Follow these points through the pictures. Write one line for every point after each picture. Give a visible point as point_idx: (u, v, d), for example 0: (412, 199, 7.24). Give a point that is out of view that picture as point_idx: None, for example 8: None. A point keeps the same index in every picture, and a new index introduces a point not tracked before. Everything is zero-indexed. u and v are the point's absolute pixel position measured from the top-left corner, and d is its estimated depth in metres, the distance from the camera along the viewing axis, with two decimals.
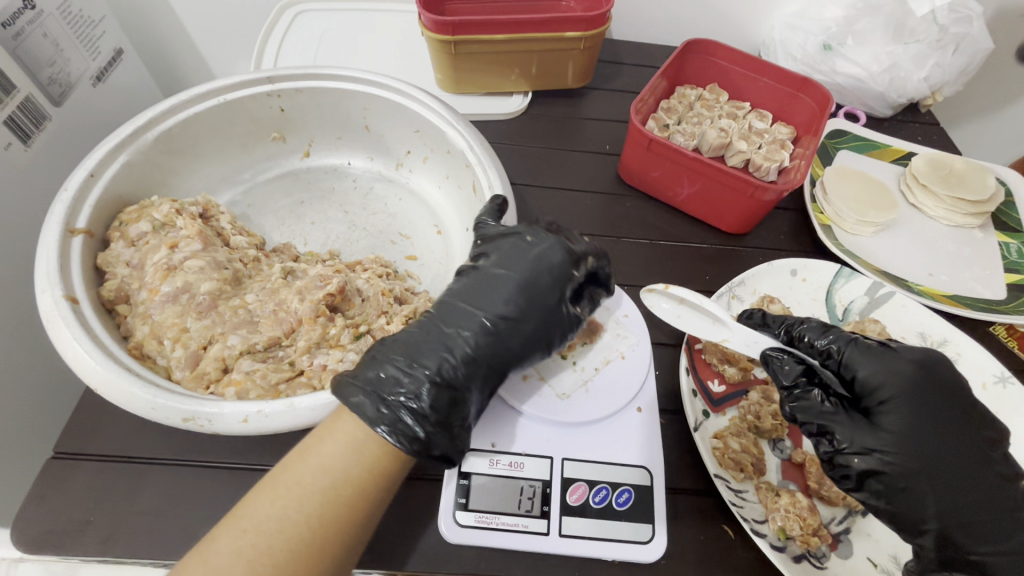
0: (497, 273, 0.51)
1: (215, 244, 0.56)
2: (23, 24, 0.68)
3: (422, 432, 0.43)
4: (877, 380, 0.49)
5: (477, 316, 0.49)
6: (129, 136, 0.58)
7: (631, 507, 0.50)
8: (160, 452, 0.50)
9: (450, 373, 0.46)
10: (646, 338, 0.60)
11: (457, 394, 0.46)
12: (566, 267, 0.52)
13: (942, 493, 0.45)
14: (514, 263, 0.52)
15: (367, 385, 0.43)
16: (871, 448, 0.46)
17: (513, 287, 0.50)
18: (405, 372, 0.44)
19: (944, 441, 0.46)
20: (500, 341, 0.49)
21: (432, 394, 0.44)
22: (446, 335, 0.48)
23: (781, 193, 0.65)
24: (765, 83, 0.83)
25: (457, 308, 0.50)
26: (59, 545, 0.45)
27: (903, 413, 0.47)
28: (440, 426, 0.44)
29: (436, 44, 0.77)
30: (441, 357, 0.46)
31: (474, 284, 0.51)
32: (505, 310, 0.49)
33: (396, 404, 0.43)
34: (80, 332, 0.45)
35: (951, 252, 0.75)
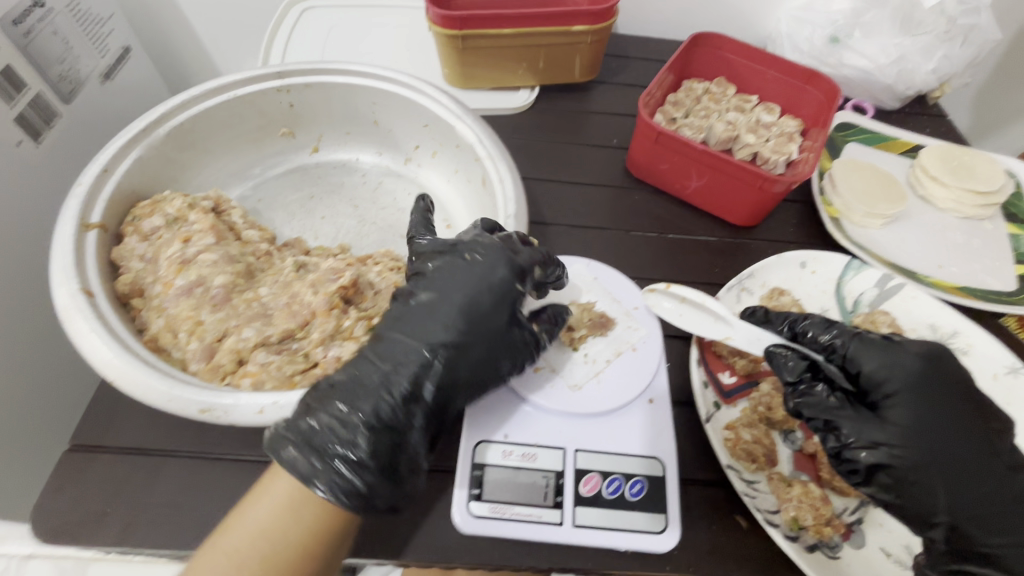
0: (432, 300, 0.49)
1: (228, 238, 0.56)
2: (33, 22, 0.68)
3: (363, 483, 0.41)
4: (882, 374, 0.48)
5: (416, 349, 0.46)
6: (141, 132, 0.58)
7: (644, 498, 0.50)
8: (175, 444, 0.50)
9: (389, 414, 0.44)
10: (657, 331, 0.60)
11: (399, 436, 0.44)
12: (505, 286, 0.49)
13: (951, 486, 0.45)
14: (451, 287, 0.49)
15: (305, 435, 0.42)
16: (880, 442, 0.46)
17: (452, 313, 0.48)
18: (341, 419, 0.43)
19: (952, 433, 0.46)
20: (442, 375, 0.46)
21: (369, 440, 0.42)
22: (385, 375, 0.45)
23: (791, 184, 0.65)
24: (772, 76, 0.83)
25: (390, 341, 0.47)
26: (78, 536, 0.45)
27: (909, 406, 0.47)
28: (382, 473, 0.42)
29: (443, 39, 0.77)
30: (377, 397, 0.44)
31: (410, 314, 0.48)
32: (443, 342, 0.47)
33: (333, 455, 0.41)
34: (97, 325, 0.45)
35: (961, 244, 0.75)
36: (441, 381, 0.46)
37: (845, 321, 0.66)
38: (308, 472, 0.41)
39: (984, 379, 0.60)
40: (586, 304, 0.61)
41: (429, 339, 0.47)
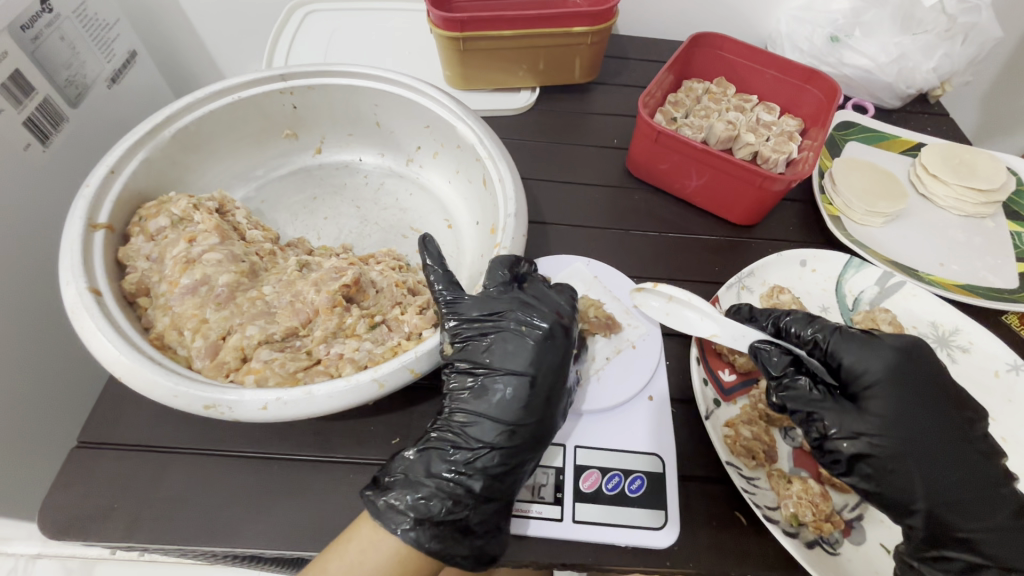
0: (500, 372, 0.48)
1: (232, 238, 0.57)
2: (41, 27, 0.69)
3: (477, 550, 0.44)
4: (862, 367, 0.49)
5: (497, 425, 0.46)
6: (148, 134, 0.59)
7: (643, 494, 0.50)
8: (180, 441, 0.51)
9: (488, 486, 0.45)
10: (656, 329, 0.61)
11: (499, 502, 0.45)
12: (563, 350, 0.49)
13: (928, 473, 0.45)
14: (514, 356, 0.48)
15: (412, 511, 0.43)
16: (860, 432, 0.46)
17: (524, 386, 0.47)
18: (445, 495, 0.44)
19: (927, 423, 0.47)
20: (523, 446, 0.46)
21: (477, 510, 0.44)
22: (474, 451, 0.46)
23: (791, 182, 0.65)
24: (771, 75, 0.83)
25: (471, 417, 0.47)
26: (86, 531, 0.46)
27: (888, 397, 0.47)
28: (488, 535, 0.44)
29: (444, 41, 0.78)
30: (479, 472, 0.45)
31: (483, 389, 0.48)
32: (520, 416, 0.46)
33: (446, 526, 0.44)
34: (104, 323, 0.46)
35: (962, 242, 0.75)
36: (523, 450, 0.46)
37: (845, 319, 0.66)
38: (425, 545, 0.42)
39: (985, 376, 0.60)
40: (593, 299, 0.62)
41: (506, 414, 0.46)
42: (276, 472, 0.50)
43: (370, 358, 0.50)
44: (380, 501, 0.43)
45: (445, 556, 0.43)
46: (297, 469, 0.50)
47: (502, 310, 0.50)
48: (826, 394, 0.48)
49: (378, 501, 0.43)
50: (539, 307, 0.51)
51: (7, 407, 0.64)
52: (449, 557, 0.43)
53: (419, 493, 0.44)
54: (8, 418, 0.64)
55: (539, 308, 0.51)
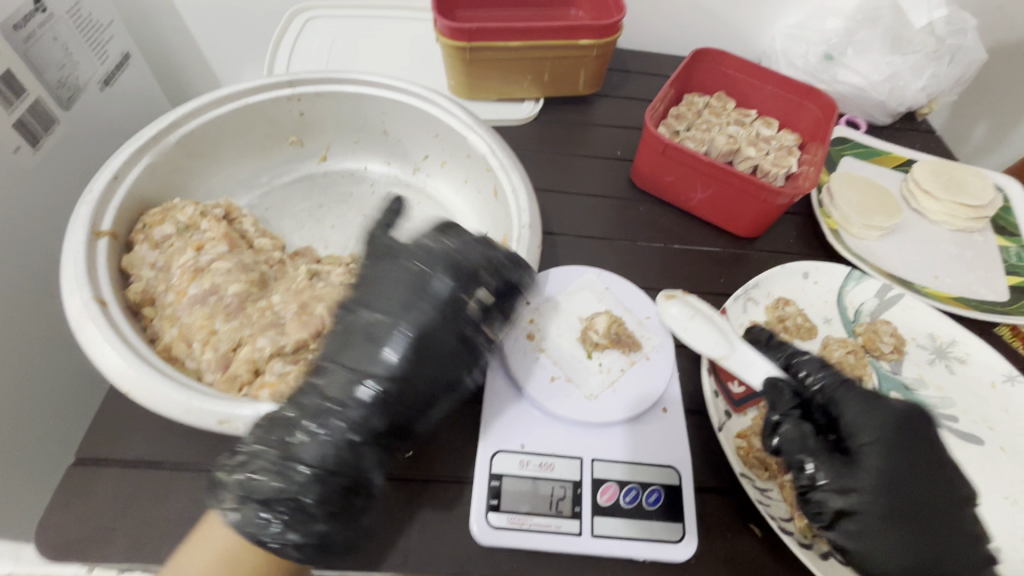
0: (376, 320, 0.46)
1: (240, 246, 0.56)
2: (34, 26, 0.67)
3: (309, 531, 0.41)
4: (857, 424, 0.50)
5: (356, 376, 0.44)
6: (153, 139, 0.58)
7: (661, 507, 0.50)
8: (186, 457, 0.49)
9: (331, 458, 0.42)
10: (670, 341, 0.60)
11: (346, 477, 0.42)
12: (443, 296, 0.47)
13: (910, 540, 0.45)
14: (386, 302, 0.47)
15: (239, 491, 0.40)
16: (849, 488, 0.46)
17: (399, 333, 0.45)
18: (281, 472, 0.41)
19: (917, 490, 0.47)
20: (393, 403, 0.44)
21: (314, 486, 0.41)
22: (330, 408, 0.43)
23: (795, 197, 0.67)
24: (771, 91, 0.85)
25: (330, 370, 0.45)
26: (86, 553, 0.44)
27: (881, 457, 0.47)
28: (333, 516, 0.41)
29: (450, 51, 0.78)
30: (327, 439, 0.42)
31: (349, 340, 0.46)
32: (382, 378, 0.44)
33: (273, 507, 0.40)
34: (110, 334, 0.45)
35: (954, 255, 0.77)
36: (382, 418, 0.44)
37: (847, 330, 0.68)
38: (240, 527, 0.40)
39: (982, 388, 0.62)
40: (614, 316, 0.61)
41: (370, 367, 0.44)
42: None
43: None
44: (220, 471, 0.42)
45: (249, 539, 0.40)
46: None
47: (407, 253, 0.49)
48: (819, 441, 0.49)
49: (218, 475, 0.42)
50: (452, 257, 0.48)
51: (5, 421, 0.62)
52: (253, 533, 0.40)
53: (266, 479, 0.41)
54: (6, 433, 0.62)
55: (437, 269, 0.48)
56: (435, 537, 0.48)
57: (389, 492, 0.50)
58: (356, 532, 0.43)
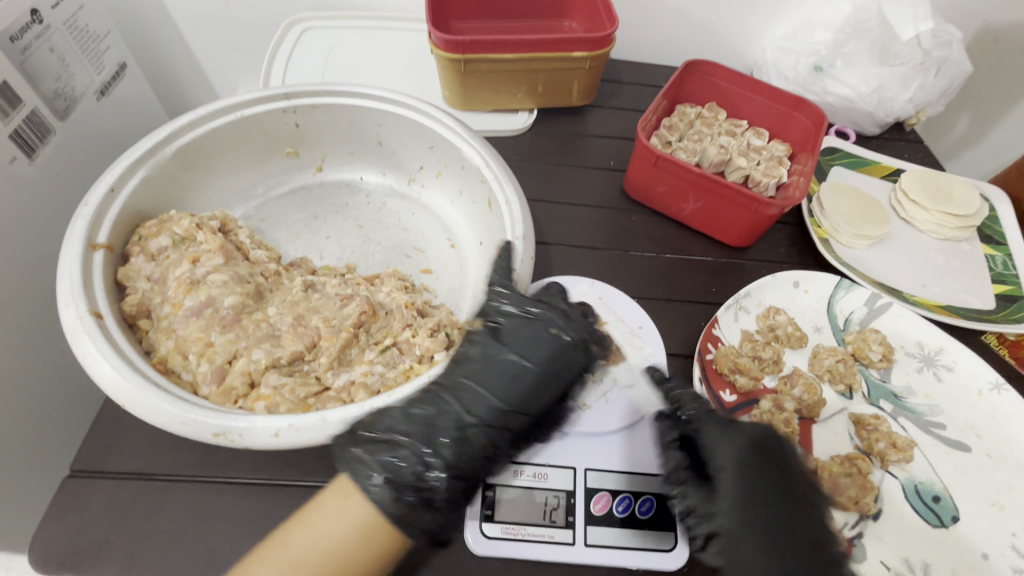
0: (508, 361, 0.49)
1: (236, 258, 0.56)
2: (31, 38, 0.68)
3: (436, 522, 0.43)
4: (715, 449, 0.50)
5: (493, 403, 0.47)
6: (149, 151, 0.58)
7: (653, 516, 0.51)
8: (181, 469, 0.49)
9: (459, 465, 0.45)
10: (661, 350, 0.61)
11: (468, 483, 0.46)
12: (579, 359, 0.51)
13: (769, 562, 0.45)
14: (526, 348, 0.50)
15: (381, 470, 0.42)
16: (709, 512, 0.48)
17: (530, 378, 0.49)
18: (419, 461, 0.44)
19: (773, 510, 0.47)
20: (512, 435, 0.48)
21: (446, 486, 0.44)
22: (463, 426, 0.46)
23: (785, 208, 0.68)
24: (761, 102, 0.86)
25: (468, 388, 0.48)
26: (80, 566, 0.44)
27: (737, 479, 0.49)
28: (452, 513, 0.44)
29: (445, 63, 0.79)
30: (456, 448, 0.45)
31: (490, 372, 0.49)
32: (515, 418, 0.48)
33: (412, 492, 0.42)
34: (106, 348, 0.45)
35: (942, 264, 0.79)
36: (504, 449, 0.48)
37: (837, 338, 0.69)
38: (385, 507, 0.41)
39: (969, 395, 0.63)
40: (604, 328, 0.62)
41: (507, 399, 0.48)
42: (283, 499, 0.48)
43: (383, 382, 0.49)
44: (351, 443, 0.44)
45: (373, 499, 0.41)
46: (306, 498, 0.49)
47: (541, 311, 0.52)
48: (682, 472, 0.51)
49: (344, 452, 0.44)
50: (575, 321, 0.53)
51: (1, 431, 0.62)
52: (383, 501, 0.41)
53: (402, 464, 0.43)
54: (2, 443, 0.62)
55: (578, 325, 0.52)
56: (431, 548, 0.48)
57: None
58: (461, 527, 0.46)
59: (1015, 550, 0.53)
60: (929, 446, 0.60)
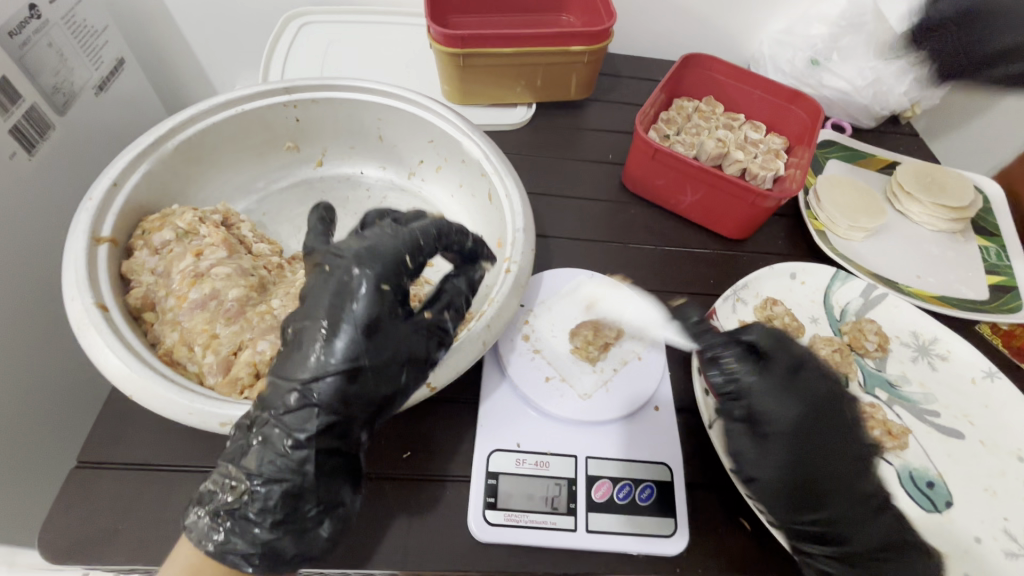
0: (300, 327, 0.43)
1: (239, 252, 0.56)
2: (30, 33, 0.68)
3: (262, 545, 0.41)
4: (773, 412, 0.49)
5: (289, 385, 0.42)
6: (151, 146, 0.59)
7: (653, 502, 0.52)
8: (188, 459, 0.50)
9: (272, 471, 0.41)
10: (661, 340, 0.62)
11: (294, 486, 0.42)
12: (367, 301, 0.43)
13: (829, 505, 0.47)
14: (325, 301, 0.43)
15: (204, 502, 0.42)
16: (748, 459, 0.50)
17: (330, 339, 0.42)
18: (227, 484, 0.42)
19: (818, 460, 0.48)
20: (342, 401, 0.42)
21: (266, 498, 0.41)
22: (272, 418, 0.42)
23: (782, 200, 0.68)
24: (758, 95, 0.86)
25: (270, 376, 0.43)
26: (89, 555, 0.44)
27: (781, 437, 0.49)
28: (279, 528, 0.42)
29: (444, 57, 0.79)
30: (263, 450, 0.42)
31: (286, 349, 0.43)
32: (325, 382, 0.41)
33: (227, 517, 0.42)
34: (112, 340, 0.45)
35: (937, 255, 0.80)
36: (326, 425, 0.42)
37: (834, 329, 0.70)
38: (204, 539, 0.41)
39: (963, 383, 0.64)
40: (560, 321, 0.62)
41: (304, 370, 0.42)
42: None
43: None
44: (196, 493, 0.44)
45: (224, 557, 0.41)
46: None
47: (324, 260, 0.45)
48: (740, 434, 0.51)
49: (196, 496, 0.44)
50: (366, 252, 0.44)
51: (9, 424, 0.63)
52: (226, 558, 0.41)
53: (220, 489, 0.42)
54: (10, 435, 0.63)
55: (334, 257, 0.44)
56: (434, 537, 0.49)
57: (387, 491, 0.51)
58: (311, 544, 0.43)
59: (1007, 534, 0.54)
60: (924, 434, 0.61)
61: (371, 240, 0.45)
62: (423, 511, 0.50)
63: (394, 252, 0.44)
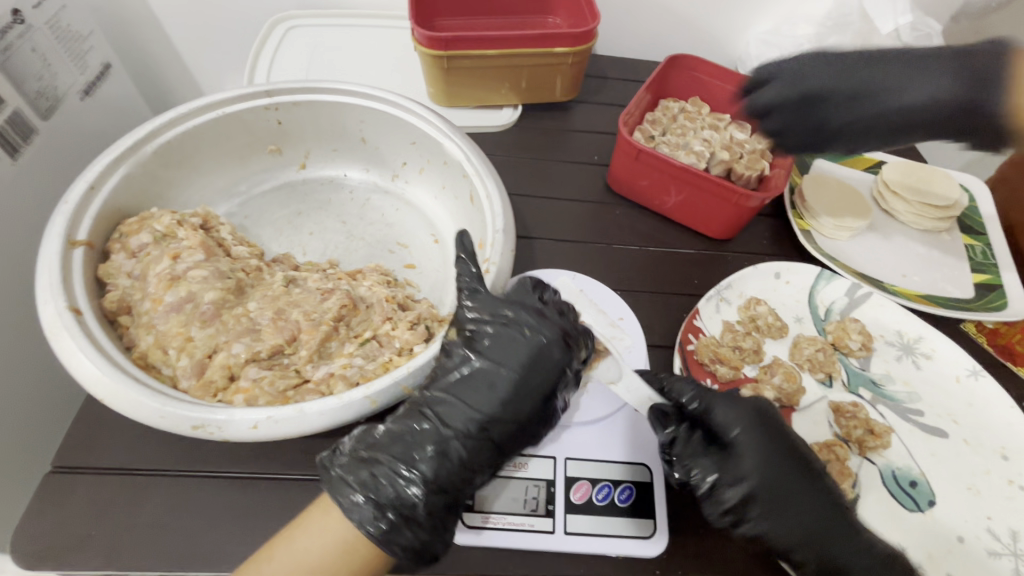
0: (487, 368, 0.48)
1: (217, 254, 0.56)
2: (12, 38, 0.68)
3: (420, 541, 0.43)
4: (730, 426, 0.50)
5: (469, 412, 0.46)
6: (129, 149, 0.59)
7: (632, 503, 0.51)
8: (163, 463, 0.49)
9: (443, 477, 0.45)
10: (641, 340, 0.65)
11: (451, 494, 0.45)
12: (559, 364, 0.48)
13: (807, 510, 0.47)
14: (511, 357, 0.48)
15: (360, 488, 0.43)
16: (736, 486, 0.48)
17: (510, 388, 0.47)
18: (398, 477, 0.44)
19: (784, 469, 0.48)
20: (502, 445, 0.47)
21: (426, 498, 0.44)
22: (448, 436, 0.45)
23: (764, 200, 0.69)
24: (742, 96, 0.86)
25: (440, 401, 0.47)
26: (62, 560, 0.44)
27: (752, 453, 0.49)
28: (438, 531, 0.44)
29: (428, 59, 0.79)
30: (436, 461, 0.45)
31: (461, 380, 0.47)
32: (500, 429, 0.46)
33: (392, 511, 0.43)
34: (85, 343, 0.45)
35: (923, 255, 0.79)
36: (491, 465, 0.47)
37: (818, 329, 0.69)
38: (366, 526, 0.42)
39: (948, 382, 0.64)
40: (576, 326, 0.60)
41: (484, 409, 0.46)
42: (264, 492, 0.49)
43: (362, 374, 0.50)
44: (333, 472, 0.44)
45: (386, 546, 0.42)
46: (287, 490, 0.49)
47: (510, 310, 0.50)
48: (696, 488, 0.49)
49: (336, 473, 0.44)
50: (551, 320, 0.50)
51: None
52: (392, 549, 0.42)
53: (381, 478, 0.44)
54: None
55: (523, 320, 0.50)
56: None
57: None
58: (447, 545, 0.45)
59: (991, 533, 0.54)
60: (908, 433, 0.61)
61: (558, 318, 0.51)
62: None
63: (578, 337, 0.51)
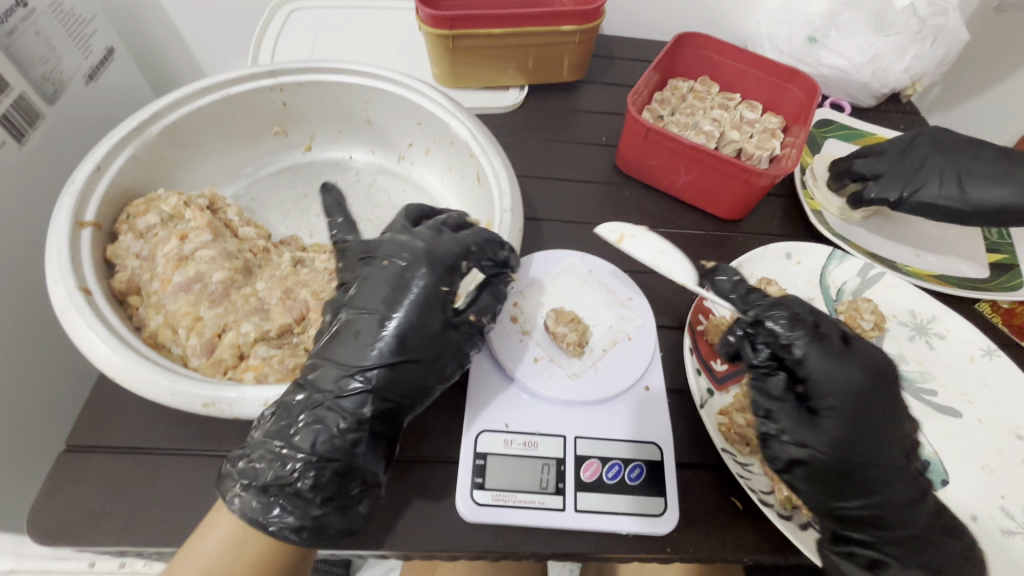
0: (356, 317, 0.47)
1: (224, 235, 0.56)
2: (16, 21, 0.67)
3: (309, 518, 0.42)
4: (830, 386, 0.48)
5: (341, 369, 0.45)
6: (135, 130, 0.58)
7: (643, 481, 0.51)
8: (175, 442, 0.50)
9: (325, 447, 0.43)
10: (651, 321, 0.61)
11: (343, 461, 0.44)
12: (427, 291, 0.48)
13: (875, 487, 0.46)
14: (386, 295, 0.48)
15: (242, 478, 0.43)
16: (807, 442, 0.46)
17: (382, 330, 0.46)
18: (274, 459, 0.43)
19: (873, 444, 0.47)
20: (393, 390, 0.46)
21: (309, 473, 0.43)
22: (328, 398, 0.44)
23: (775, 178, 0.67)
24: (754, 74, 0.85)
25: (317, 366, 0.46)
26: (77, 536, 0.44)
27: (843, 420, 0.47)
28: (329, 503, 0.43)
29: (434, 39, 0.78)
30: (314, 432, 0.43)
31: (334, 337, 0.47)
32: (380, 371, 0.45)
33: (276, 493, 0.42)
34: (95, 322, 0.45)
35: (937, 235, 0.78)
36: (385, 411, 0.46)
37: (830, 309, 0.69)
38: (247, 513, 0.42)
39: (962, 362, 0.63)
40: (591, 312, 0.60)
41: (354, 360, 0.46)
42: None
43: None
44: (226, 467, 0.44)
45: (279, 534, 0.42)
46: None
47: (377, 249, 0.51)
48: (785, 413, 0.48)
49: (226, 468, 0.44)
50: (415, 243, 0.50)
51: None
52: (279, 534, 0.42)
53: (257, 465, 0.43)
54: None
55: (389, 254, 0.50)
56: (422, 516, 0.49)
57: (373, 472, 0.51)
58: (353, 520, 0.44)
59: (1005, 512, 0.54)
60: (920, 412, 0.60)
61: (425, 240, 0.51)
62: (413, 490, 0.50)
63: (447, 256, 0.50)
